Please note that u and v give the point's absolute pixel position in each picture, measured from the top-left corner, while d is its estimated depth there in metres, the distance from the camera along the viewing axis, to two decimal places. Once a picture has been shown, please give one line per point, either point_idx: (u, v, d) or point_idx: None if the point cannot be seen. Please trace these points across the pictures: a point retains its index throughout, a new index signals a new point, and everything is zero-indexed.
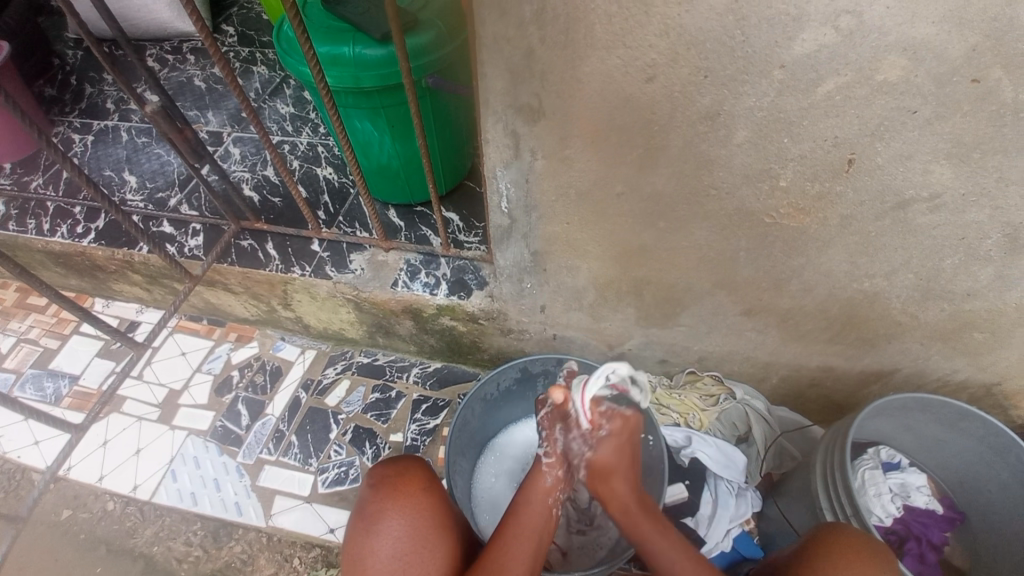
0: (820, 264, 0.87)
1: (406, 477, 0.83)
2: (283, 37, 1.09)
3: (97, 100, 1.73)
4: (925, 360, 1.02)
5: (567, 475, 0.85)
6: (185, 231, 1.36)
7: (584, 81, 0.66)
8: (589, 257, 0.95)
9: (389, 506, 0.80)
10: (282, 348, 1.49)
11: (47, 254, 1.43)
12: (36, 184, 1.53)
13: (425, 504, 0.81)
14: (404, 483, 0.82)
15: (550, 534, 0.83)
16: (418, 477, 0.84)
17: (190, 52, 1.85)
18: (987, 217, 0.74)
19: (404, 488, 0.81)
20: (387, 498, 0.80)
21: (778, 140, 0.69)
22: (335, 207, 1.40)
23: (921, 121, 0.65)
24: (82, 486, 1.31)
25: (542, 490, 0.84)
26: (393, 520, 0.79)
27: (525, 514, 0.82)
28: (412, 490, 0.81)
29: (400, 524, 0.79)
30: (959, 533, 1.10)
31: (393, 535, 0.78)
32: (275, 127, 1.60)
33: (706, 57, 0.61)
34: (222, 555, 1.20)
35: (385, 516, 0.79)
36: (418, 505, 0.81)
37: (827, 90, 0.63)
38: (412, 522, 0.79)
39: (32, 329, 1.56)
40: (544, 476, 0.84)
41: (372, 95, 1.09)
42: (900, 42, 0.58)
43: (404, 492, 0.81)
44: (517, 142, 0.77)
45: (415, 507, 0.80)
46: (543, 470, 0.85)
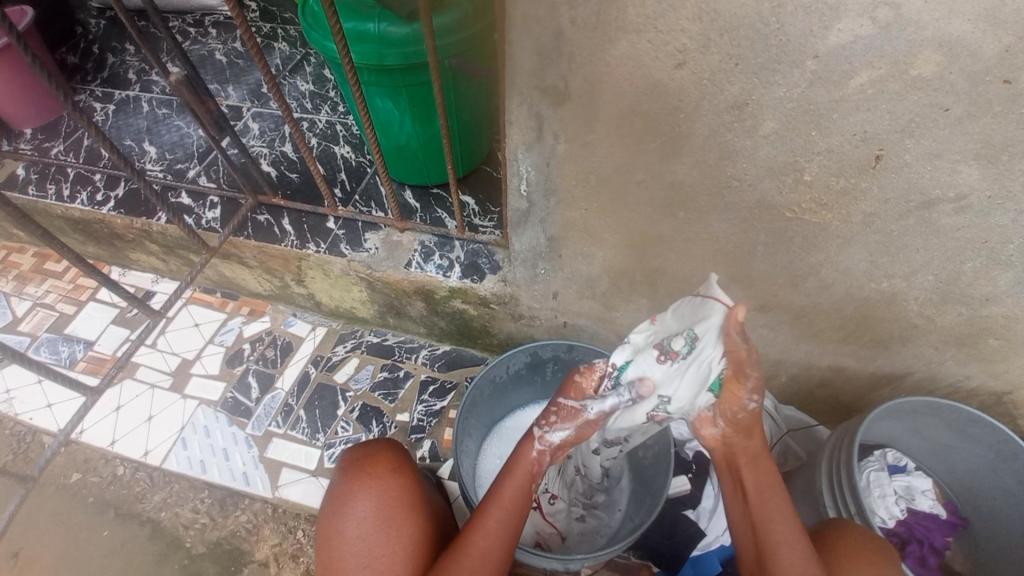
0: (838, 261, 0.86)
1: (373, 460, 0.85)
2: (309, 11, 1.09)
3: (119, 70, 1.74)
4: (938, 364, 1.01)
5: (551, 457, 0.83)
6: (203, 204, 1.37)
7: (612, 65, 0.66)
8: (605, 244, 0.95)
9: (356, 487, 0.82)
10: (294, 324, 1.50)
11: (66, 220, 1.45)
12: (57, 151, 1.55)
13: (390, 485, 0.82)
14: (371, 465, 0.84)
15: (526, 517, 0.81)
16: (384, 459, 0.85)
17: (212, 25, 1.85)
18: (1012, 220, 0.73)
19: (370, 470, 0.83)
20: (354, 480, 0.83)
21: (806, 134, 0.68)
22: (352, 185, 1.40)
23: (952, 119, 0.64)
24: (94, 450, 1.33)
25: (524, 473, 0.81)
26: (359, 502, 0.81)
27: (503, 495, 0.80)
28: (377, 472, 0.83)
29: (365, 505, 0.80)
30: (962, 539, 1.10)
31: (358, 515, 0.80)
32: (295, 104, 1.60)
33: (737, 45, 0.61)
34: (227, 524, 1.22)
35: (352, 497, 0.81)
36: (384, 486, 0.82)
37: (859, 83, 0.62)
38: (377, 502, 0.81)
39: (48, 294, 1.58)
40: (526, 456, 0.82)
41: (395, 73, 1.08)
42: (936, 37, 0.57)
43: (370, 474, 0.83)
44: (541, 125, 0.77)
45: (380, 489, 0.82)
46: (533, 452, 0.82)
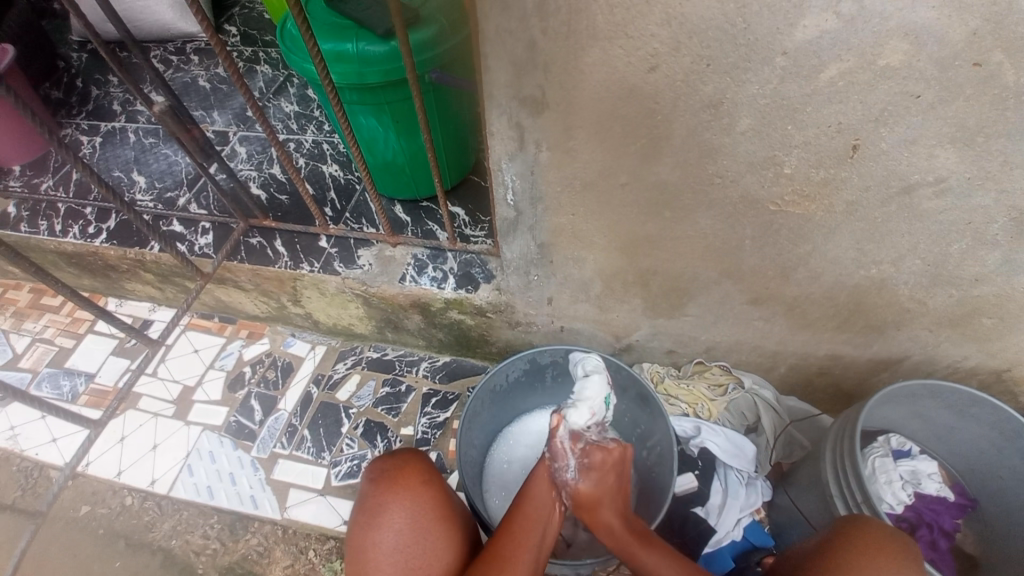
0: (827, 251, 0.87)
1: (405, 470, 0.84)
2: (287, 35, 1.11)
3: (104, 103, 1.76)
4: (933, 347, 1.02)
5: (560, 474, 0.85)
6: (195, 230, 1.38)
7: (587, 72, 0.67)
8: (596, 248, 0.96)
9: (391, 498, 0.81)
10: (293, 344, 1.51)
11: (61, 255, 1.45)
12: (48, 187, 1.56)
13: (426, 495, 0.82)
14: (404, 477, 0.83)
15: (556, 525, 0.84)
16: (417, 469, 0.85)
17: (194, 53, 1.87)
18: (993, 200, 0.74)
19: (404, 481, 0.82)
20: (389, 491, 0.82)
21: (782, 128, 0.69)
22: (341, 203, 1.41)
23: (924, 105, 0.65)
24: (100, 482, 1.34)
25: (549, 486, 0.84)
26: (395, 513, 0.80)
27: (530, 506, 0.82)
28: (412, 483, 0.82)
29: (402, 516, 0.80)
30: (971, 519, 1.10)
31: (396, 527, 0.79)
32: (281, 125, 1.61)
33: (707, 46, 0.62)
34: (238, 548, 1.22)
35: (388, 508, 0.80)
36: (419, 497, 0.82)
37: (829, 76, 0.63)
38: (414, 513, 0.80)
39: (47, 329, 1.59)
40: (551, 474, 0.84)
41: (376, 91, 1.09)
42: (900, 27, 0.58)
43: (405, 484, 0.82)
44: (522, 134, 0.78)
45: (417, 499, 0.81)
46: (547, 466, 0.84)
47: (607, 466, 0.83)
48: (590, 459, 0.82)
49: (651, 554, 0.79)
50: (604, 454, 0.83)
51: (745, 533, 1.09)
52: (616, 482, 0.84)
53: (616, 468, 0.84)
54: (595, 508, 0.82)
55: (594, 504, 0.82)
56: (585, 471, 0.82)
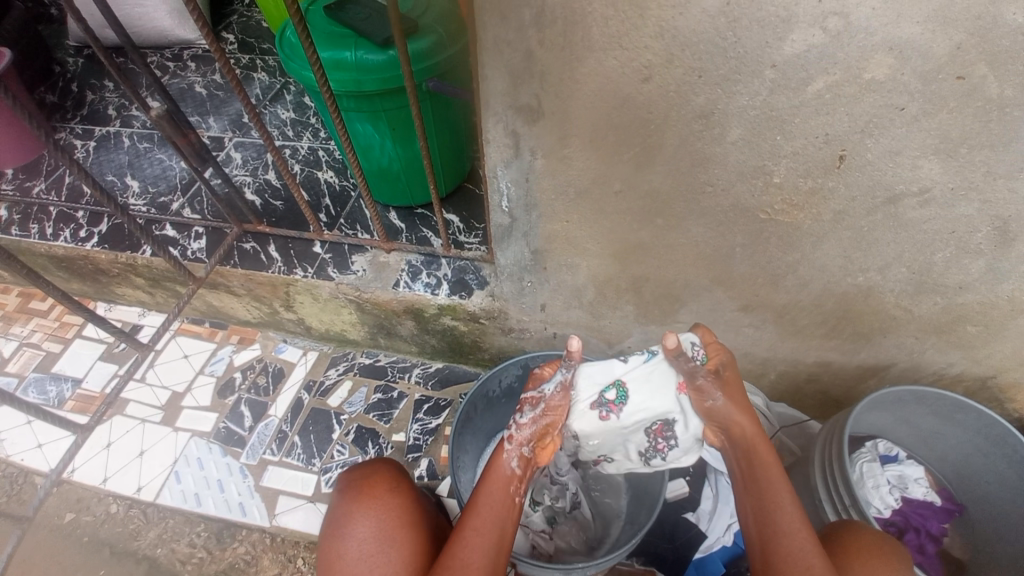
0: (815, 259, 0.89)
1: (371, 479, 0.86)
2: (285, 42, 1.11)
3: (98, 107, 1.75)
4: (919, 354, 1.04)
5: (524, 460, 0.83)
6: (188, 235, 1.38)
7: (582, 81, 0.68)
8: (589, 255, 0.97)
9: (355, 508, 0.83)
10: (285, 350, 1.50)
11: (51, 259, 1.44)
12: (39, 189, 1.55)
13: (389, 504, 0.83)
14: (369, 485, 0.85)
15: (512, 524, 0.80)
16: (382, 479, 0.86)
17: (191, 59, 1.87)
18: (975, 210, 0.76)
19: (369, 489, 0.84)
20: (353, 501, 0.84)
21: (772, 138, 0.71)
22: (336, 210, 1.41)
23: (909, 117, 0.67)
24: (85, 490, 1.31)
25: (502, 474, 0.82)
26: (359, 521, 0.81)
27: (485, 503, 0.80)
28: (376, 491, 0.84)
29: (365, 525, 0.81)
30: (956, 524, 1.11)
31: (358, 535, 0.80)
32: (277, 132, 1.61)
33: (700, 58, 0.63)
34: (226, 556, 1.21)
35: (351, 517, 0.82)
36: (382, 505, 0.83)
37: (818, 88, 0.65)
38: (377, 520, 0.81)
39: (34, 333, 1.57)
40: (503, 463, 0.82)
41: (373, 98, 1.10)
42: (887, 41, 0.60)
43: (368, 494, 0.84)
44: (518, 142, 0.79)
45: (379, 507, 0.83)
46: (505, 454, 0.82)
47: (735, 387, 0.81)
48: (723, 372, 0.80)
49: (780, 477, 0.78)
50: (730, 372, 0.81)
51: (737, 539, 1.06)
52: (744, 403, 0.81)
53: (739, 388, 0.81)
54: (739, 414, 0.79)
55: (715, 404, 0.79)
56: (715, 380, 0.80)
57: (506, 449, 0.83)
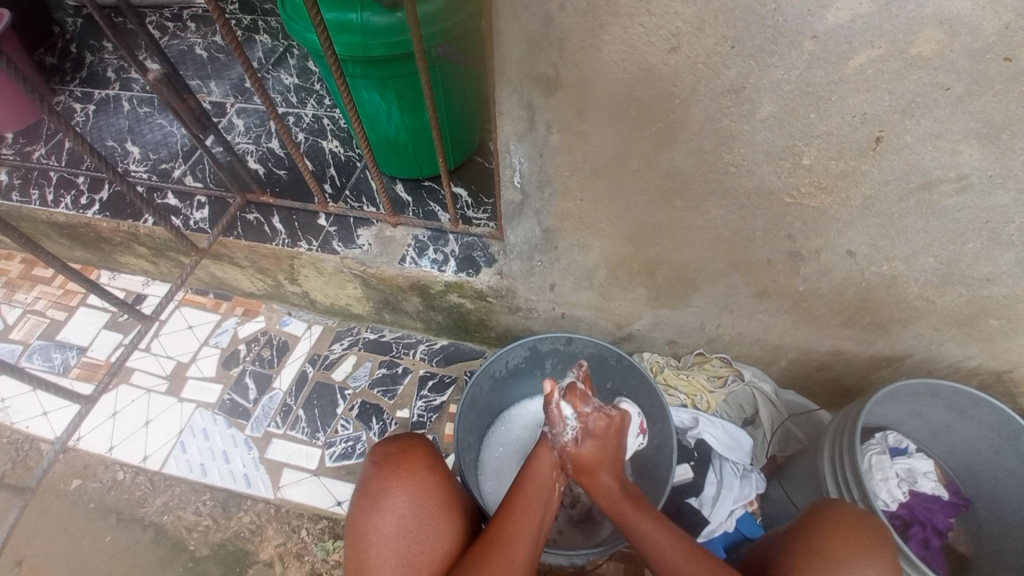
0: (839, 245, 0.85)
1: (409, 454, 0.83)
2: (289, 2, 1.06)
3: (97, 69, 1.70)
4: (938, 345, 1.01)
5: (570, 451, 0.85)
6: (190, 204, 1.35)
7: (603, 50, 0.64)
8: (602, 235, 0.94)
9: (394, 483, 0.80)
10: (289, 322, 1.49)
11: (53, 226, 1.42)
12: (40, 154, 1.51)
13: (430, 482, 0.81)
14: (408, 461, 0.82)
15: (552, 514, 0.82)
16: (421, 455, 0.84)
17: (191, 19, 1.81)
18: (1014, 200, 0.72)
19: (407, 465, 0.82)
20: (391, 475, 0.81)
21: (804, 116, 0.67)
22: (341, 180, 1.38)
23: (953, 98, 0.62)
24: (92, 456, 1.32)
25: (548, 466, 0.83)
26: (399, 497, 0.79)
27: (533, 486, 0.81)
28: (416, 468, 0.81)
29: (405, 501, 0.79)
30: (964, 517, 1.10)
31: (397, 511, 0.78)
32: (280, 98, 1.56)
33: (733, 27, 0.59)
34: (231, 525, 1.22)
35: (390, 492, 0.79)
36: (421, 483, 0.81)
37: (858, 63, 0.60)
38: (417, 498, 0.79)
39: (38, 301, 1.56)
40: (548, 452, 0.83)
41: (380, 64, 1.05)
42: (936, 15, 0.55)
43: (408, 469, 0.81)
44: (533, 115, 0.75)
45: (419, 485, 0.80)
46: (548, 447, 0.84)
47: (610, 434, 0.83)
48: (602, 417, 0.83)
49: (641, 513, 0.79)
50: (611, 417, 0.83)
51: (738, 525, 1.09)
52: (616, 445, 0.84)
53: (617, 434, 0.84)
54: (593, 472, 0.82)
55: (605, 480, 0.81)
56: (581, 433, 0.81)
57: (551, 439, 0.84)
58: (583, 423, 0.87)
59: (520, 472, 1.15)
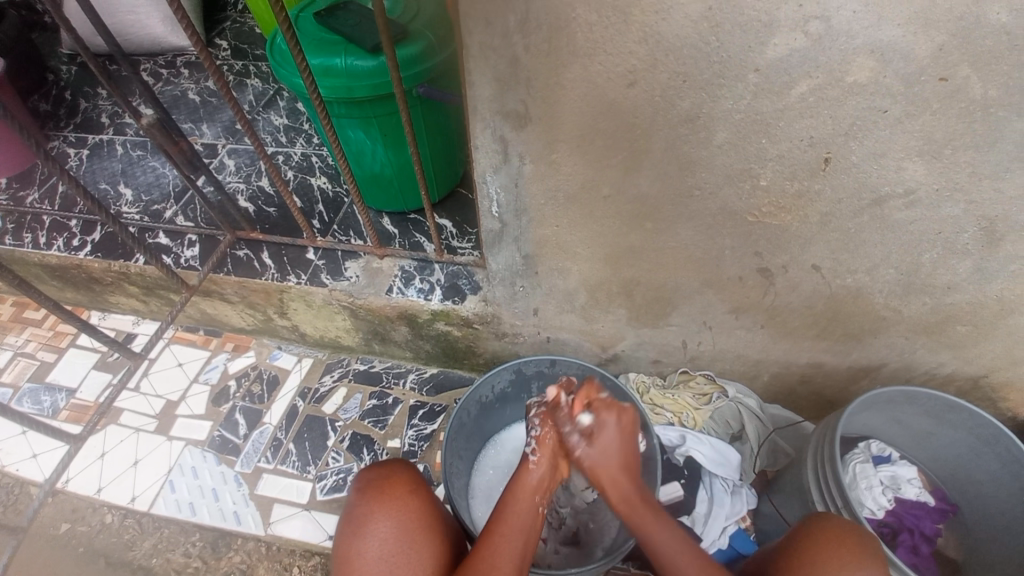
0: (805, 260, 0.89)
1: (393, 479, 0.84)
2: (276, 49, 1.12)
3: (91, 115, 1.75)
4: (910, 354, 1.04)
5: (551, 471, 0.86)
6: (181, 242, 1.38)
7: (568, 87, 0.69)
8: (580, 259, 0.97)
9: (378, 508, 0.81)
10: (279, 357, 1.50)
11: (44, 268, 1.44)
12: (32, 199, 1.55)
13: (413, 506, 0.82)
14: (391, 485, 0.83)
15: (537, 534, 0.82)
16: (404, 479, 0.85)
17: (184, 66, 1.88)
18: (961, 211, 0.77)
19: (391, 490, 0.83)
20: (375, 499, 0.82)
21: (758, 141, 0.72)
22: (329, 215, 1.42)
23: (892, 120, 0.67)
24: (79, 499, 1.31)
25: (528, 487, 0.84)
26: (381, 521, 0.80)
27: (512, 513, 0.81)
28: (398, 492, 0.83)
29: (389, 525, 0.80)
30: (950, 524, 1.11)
31: (380, 536, 0.79)
32: (270, 138, 1.62)
33: (684, 62, 0.64)
34: (221, 566, 1.20)
35: (373, 517, 0.80)
36: (405, 508, 0.82)
37: (801, 91, 0.65)
38: (400, 522, 0.80)
39: (28, 343, 1.56)
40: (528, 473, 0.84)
41: (363, 105, 1.11)
42: (867, 44, 0.60)
43: (391, 495, 0.82)
44: (506, 148, 0.80)
45: (403, 509, 0.81)
46: (530, 466, 0.85)
47: (619, 427, 0.85)
48: (612, 413, 0.85)
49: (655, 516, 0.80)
50: (622, 413, 0.85)
51: (730, 541, 1.10)
52: (628, 445, 0.85)
53: (632, 431, 0.85)
54: (607, 467, 0.83)
55: (609, 433, 0.84)
56: (602, 425, 0.84)
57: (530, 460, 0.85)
58: (567, 442, 0.86)
59: None
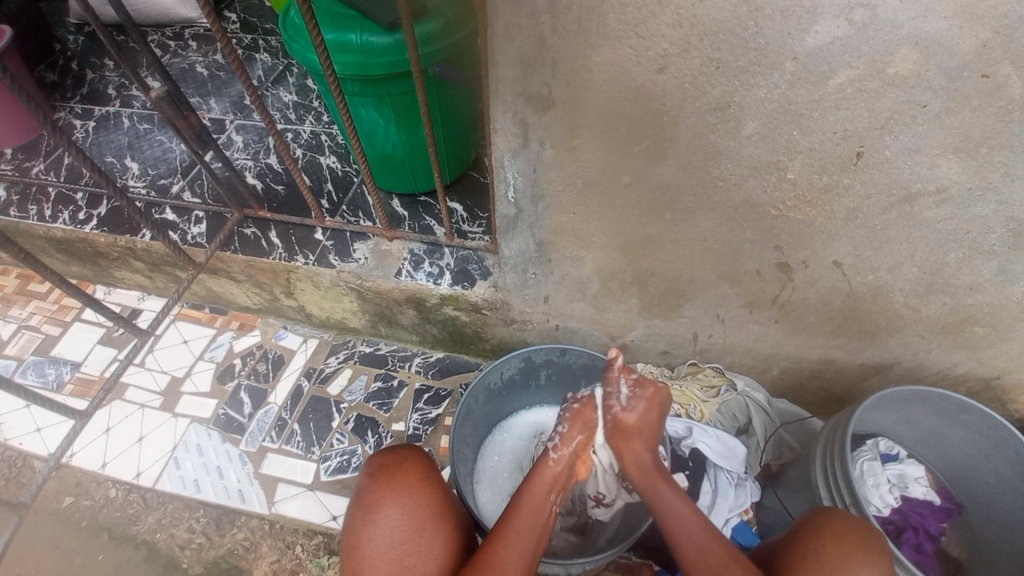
0: (825, 256, 0.87)
1: (403, 466, 0.84)
2: (289, 24, 1.09)
3: (98, 86, 1.72)
4: (925, 353, 1.03)
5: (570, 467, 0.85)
6: (188, 219, 1.36)
7: (595, 70, 0.66)
8: (595, 247, 0.95)
9: (387, 495, 0.80)
10: (285, 336, 1.49)
11: (49, 240, 1.42)
12: (37, 170, 1.52)
13: (423, 494, 0.82)
14: (401, 473, 0.83)
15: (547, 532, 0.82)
16: (414, 466, 0.84)
17: (192, 38, 1.83)
18: (992, 211, 0.75)
19: (401, 477, 0.82)
20: (384, 487, 0.81)
21: (787, 133, 0.69)
22: (338, 196, 1.39)
23: (930, 114, 0.65)
24: (84, 473, 1.31)
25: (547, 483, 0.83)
26: (391, 509, 0.79)
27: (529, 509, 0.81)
28: (408, 480, 0.82)
29: (399, 513, 0.79)
30: (955, 523, 1.11)
31: (389, 523, 0.78)
32: (279, 114, 1.59)
33: (718, 48, 0.62)
34: (224, 543, 1.21)
35: (383, 505, 0.80)
36: (416, 495, 0.81)
37: (838, 82, 0.63)
38: (409, 510, 0.80)
39: (33, 316, 1.55)
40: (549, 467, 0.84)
41: (378, 83, 1.08)
42: (912, 35, 0.58)
43: (401, 482, 0.82)
44: (526, 132, 0.77)
45: (412, 496, 0.81)
46: (551, 462, 0.84)
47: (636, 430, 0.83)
48: (642, 391, 0.83)
49: (668, 485, 0.82)
50: (652, 391, 0.83)
51: (733, 534, 1.09)
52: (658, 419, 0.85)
53: (660, 407, 0.85)
54: (631, 437, 0.83)
55: (639, 413, 0.83)
56: (634, 401, 0.83)
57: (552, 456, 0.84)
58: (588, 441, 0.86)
59: (517, 482, 1.15)
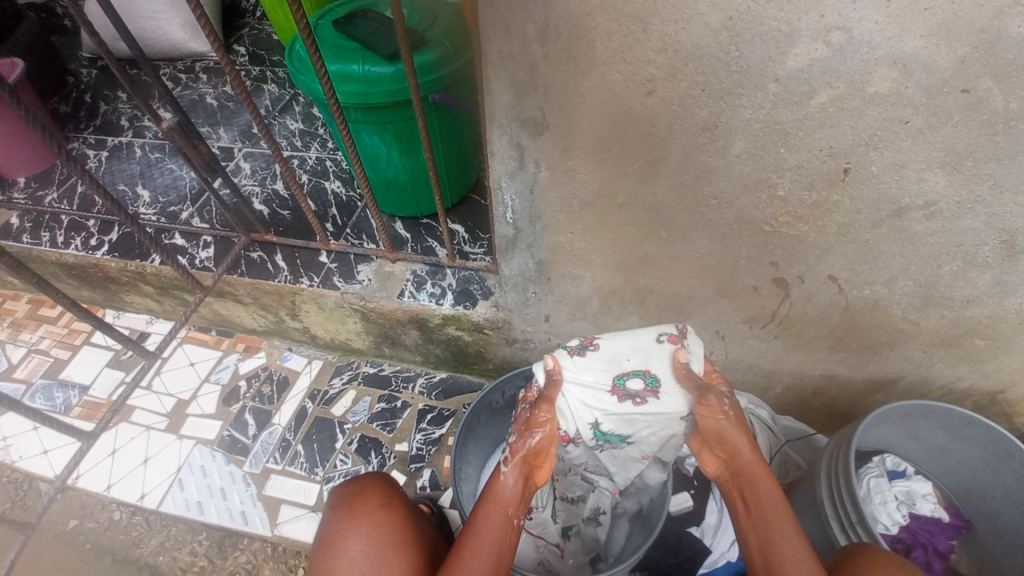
0: (819, 271, 0.88)
1: (363, 495, 0.86)
2: (295, 56, 1.13)
3: (111, 117, 1.78)
4: (926, 367, 1.03)
5: (525, 477, 0.84)
6: (196, 244, 1.39)
7: (585, 95, 0.69)
8: (593, 266, 0.97)
9: (347, 525, 0.82)
10: (289, 358, 1.51)
11: (61, 265, 1.46)
12: (51, 198, 1.57)
13: (383, 521, 0.83)
14: (361, 501, 0.85)
15: (510, 550, 0.78)
16: (374, 495, 0.86)
17: (203, 70, 1.90)
18: (983, 223, 0.76)
19: (361, 506, 0.84)
20: (345, 517, 0.83)
21: (775, 151, 0.71)
22: (343, 219, 1.43)
23: (913, 131, 0.67)
24: (89, 496, 1.32)
25: (501, 501, 0.80)
26: (351, 538, 0.81)
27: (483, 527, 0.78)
28: (368, 507, 0.84)
29: (359, 541, 0.80)
30: (967, 542, 1.09)
31: (350, 552, 0.79)
32: (286, 142, 1.64)
33: (702, 72, 0.64)
34: (227, 565, 1.20)
35: (343, 534, 0.81)
36: (376, 522, 0.83)
37: (820, 102, 0.65)
38: (369, 538, 0.81)
39: (43, 340, 1.58)
40: (501, 486, 0.81)
41: (380, 111, 1.12)
42: (890, 56, 0.60)
43: (361, 509, 0.84)
44: (522, 154, 0.80)
45: (372, 523, 0.82)
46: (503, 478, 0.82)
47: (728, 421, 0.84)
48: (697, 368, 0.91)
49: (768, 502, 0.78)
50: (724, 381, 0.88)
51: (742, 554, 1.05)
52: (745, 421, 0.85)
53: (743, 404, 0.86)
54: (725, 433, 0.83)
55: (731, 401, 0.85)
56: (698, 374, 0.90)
57: (504, 472, 0.83)
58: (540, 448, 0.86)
59: None
